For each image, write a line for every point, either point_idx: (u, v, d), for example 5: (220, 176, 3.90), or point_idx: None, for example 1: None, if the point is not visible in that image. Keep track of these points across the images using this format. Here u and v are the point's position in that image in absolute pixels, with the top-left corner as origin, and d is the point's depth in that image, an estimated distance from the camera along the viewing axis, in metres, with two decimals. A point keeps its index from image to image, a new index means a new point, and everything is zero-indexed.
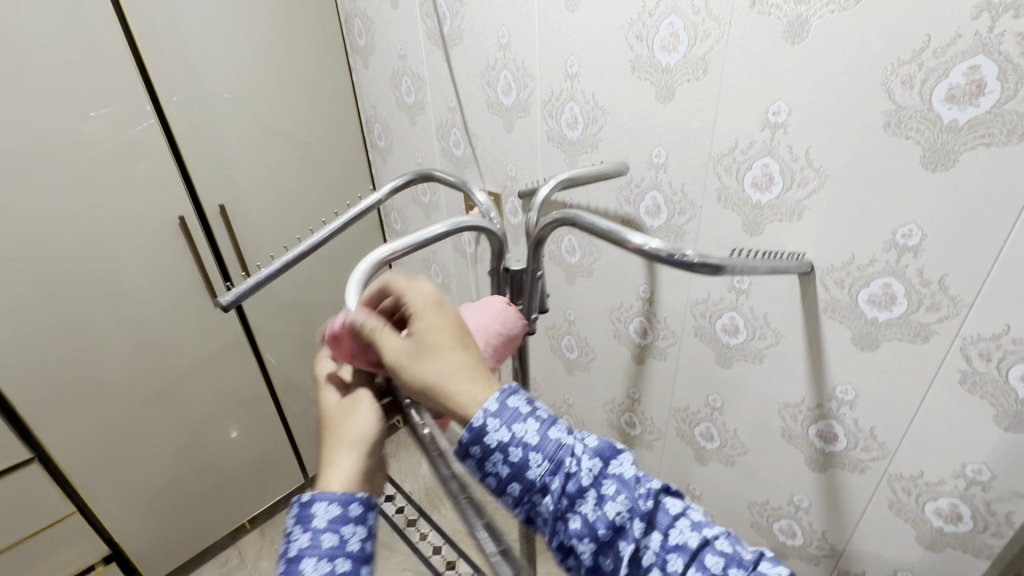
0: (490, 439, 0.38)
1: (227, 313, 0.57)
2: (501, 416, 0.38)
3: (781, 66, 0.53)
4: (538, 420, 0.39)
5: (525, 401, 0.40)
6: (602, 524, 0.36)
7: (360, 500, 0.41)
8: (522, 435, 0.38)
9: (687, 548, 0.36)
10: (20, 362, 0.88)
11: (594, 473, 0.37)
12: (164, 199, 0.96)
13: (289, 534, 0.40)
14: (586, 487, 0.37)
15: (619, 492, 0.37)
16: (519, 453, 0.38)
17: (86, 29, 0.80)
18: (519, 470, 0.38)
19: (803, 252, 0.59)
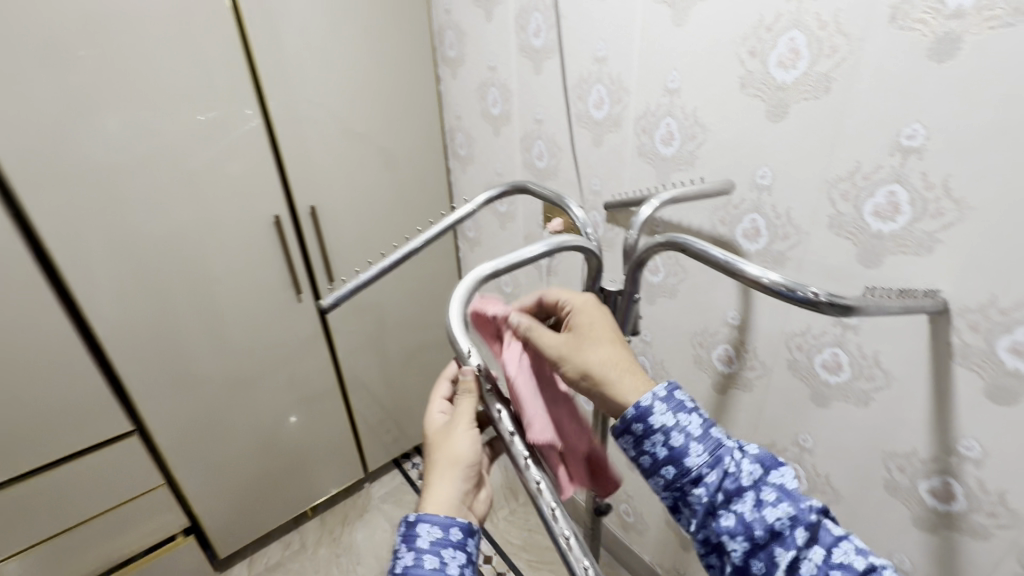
0: (655, 424, 0.47)
1: (326, 314, 0.60)
2: (669, 406, 0.47)
3: (920, 85, 0.49)
4: (701, 420, 0.47)
5: (688, 400, 0.48)
6: (757, 522, 0.43)
7: (459, 526, 0.46)
8: (686, 429, 0.46)
9: (852, 566, 0.42)
10: (129, 342, 0.96)
11: (755, 477, 0.45)
12: (262, 200, 1.03)
13: (398, 553, 0.45)
14: (745, 486, 0.45)
15: (780, 498, 0.44)
16: (681, 441, 0.46)
17: (209, 40, 0.87)
18: (678, 459, 0.46)
19: (938, 290, 0.53)
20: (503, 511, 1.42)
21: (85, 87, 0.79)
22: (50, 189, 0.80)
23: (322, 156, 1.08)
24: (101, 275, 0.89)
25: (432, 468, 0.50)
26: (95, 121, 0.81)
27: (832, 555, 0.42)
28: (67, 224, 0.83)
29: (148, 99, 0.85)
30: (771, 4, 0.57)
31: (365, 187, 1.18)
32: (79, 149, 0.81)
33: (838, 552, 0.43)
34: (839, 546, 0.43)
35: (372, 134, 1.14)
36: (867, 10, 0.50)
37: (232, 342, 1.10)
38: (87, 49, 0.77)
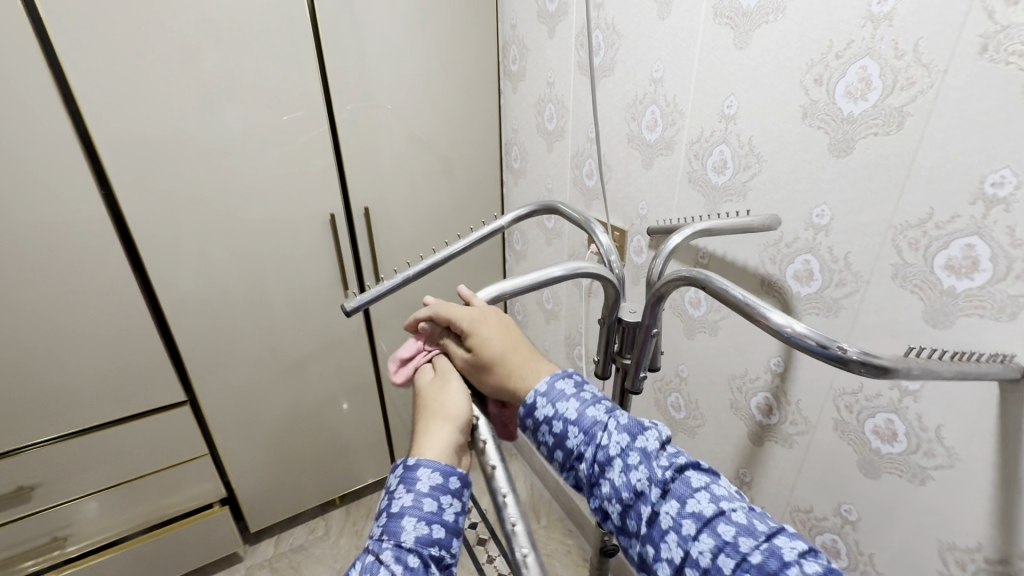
0: (539, 413, 0.47)
1: (348, 316, 0.61)
2: (547, 397, 0.47)
3: (1013, 126, 0.42)
4: (579, 402, 0.46)
5: (571, 384, 0.48)
6: (625, 488, 0.41)
7: (458, 477, 0.42)
8: (563, 412, 0.46)
9: (701, 515, 0.38)
10: (190, 319, 1.04)
11: (620, 446, 0.42)
12: (321, 199, 1.08)
13: (391, 493, 0.41)
14: (614, 455, 0.42)
15: (641, 462, 0.41)
16: (560, 426, 0.45)
17: (286, 47, 0.93)
18: (562, 440, 0.45)
19: (1012, 354, 0.46)
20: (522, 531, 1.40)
21: (176, 88, 0.87)
22: (139, 177, 0.89)
23: (381, 159, 1.12)
24: (174, 256, 0.97)
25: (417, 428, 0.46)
26: (182, 119, 0.89)
27: (688, 509, 0.38)
28: (147, 210, 0.92)
29: (228, 100, 0.92)
30: (843, 30, 0.52)
31: (420, 193, 1.21)
32: (165, 143, 0.89)
33: (691, 502, 0.39)
34: (694, 497, 0.39)
35: (431, 143, 1.17)
36: (953, 39, 0.44)
37: (281, 330, 1.16)
38: (181, 53, 0.85)
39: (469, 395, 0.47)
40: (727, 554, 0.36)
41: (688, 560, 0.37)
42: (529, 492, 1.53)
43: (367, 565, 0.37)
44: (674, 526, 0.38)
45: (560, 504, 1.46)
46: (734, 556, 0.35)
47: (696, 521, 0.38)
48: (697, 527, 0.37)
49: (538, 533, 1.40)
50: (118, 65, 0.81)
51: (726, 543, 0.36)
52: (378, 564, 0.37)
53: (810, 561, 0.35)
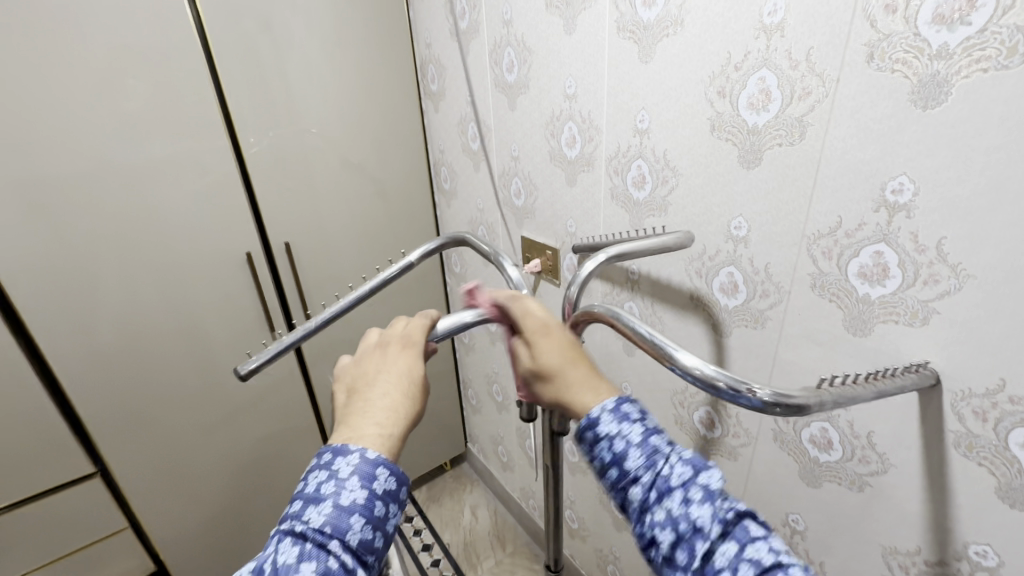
0: (600, 428, 0.40)
1: (243, 380, 0.54)
2: (614, 415, 0.40)
3: (905, 135, 0.42)
4: (644, 426, 0.40)
5: (639, 407, 0.41)
6: (683, 520, 0.35)
7: (404, 487, 0.40)
8: (629, 433, 0.39)
9: (763, 564, 0.33)
10: (92, 383, 0.93)
11: (684, 477, 0.37)
12: (235, 236, 1.00)
13: (342, 481, 0.37)
14: (675, 486, 0.36)
15: (705, 500, 0.35)
16: (621, 445, 0.39)
17: (177, 79, 0.85)
18: (619, 459, 0.39)
19: (925, 361, 0.46)
20: (488, 562, 1.34)
21: (46, 129, 0.78)
22: (8, 232, 0.78)
23: (301, 189, 1.05)
24: (62, 316, 0.87)
25: (354, 415, 0.42)
26: (58, 165, 0.80)
27: (748, 555, 0.34)
28: (26, 268, 0.81)
29: (113, 139, 0.83)
30: (738, 41, 0.51)
31: (348, 222, 1.14)
32: (38, 189, 0.79)
33: (753, 549, 0.34)
34: (757, 545, 0.34)
35: (356, 170, 1.11)
36: (842, 49, 0.44)
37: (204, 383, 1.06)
38: (49, 91, 0.76)
39: None
40: None
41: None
42: (493, 519, 1.48)
43: (309, 554, 0.34)
44: (729, 568, 0.34)
45: (525, 528, 1.42)
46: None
47: (755, 568, 0.33)
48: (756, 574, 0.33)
49: (505, 563, 1.35)
50: None
51: None
52: (324, 553, 0.34)
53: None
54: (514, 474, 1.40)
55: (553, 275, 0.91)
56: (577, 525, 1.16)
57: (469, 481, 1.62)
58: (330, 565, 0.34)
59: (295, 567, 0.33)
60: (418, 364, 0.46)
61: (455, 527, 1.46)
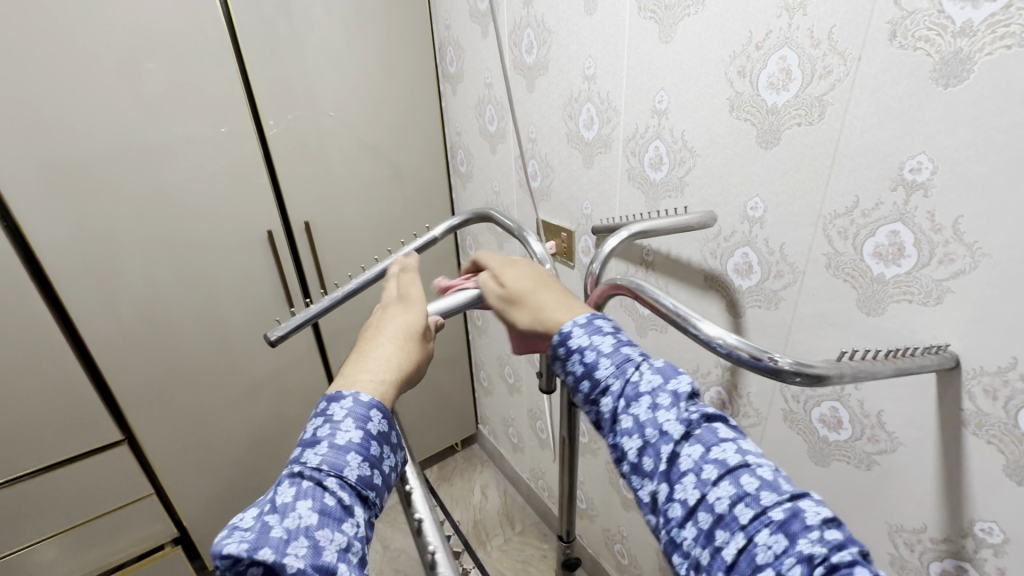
0: (571, 342, 0.43)
1: (272, 346, 0.57)
2: (586, 328, 0.43)
3: (925, 113, 0.42)
4: (615, 338, 0.43)
5: (611, 324, 0.44)
6: (651, 424, 0.38)
7: (395, 430, 0.42)
8: (598, 345, 0.42)
9: (726, 463, 0.35)
10: (121, 353, 0.97)
11: (653, 384, 0.39)
12: (256, 215, 1.02)
13: (336, 424, 0.39)
14: (643, 393, 0.39)
15: (674, 402, 0.38)
16: (592, 356, 0.42)
17: (203, 58, 0.87)
18: (590, 371, 0.42)
19: (946, 344, 0.46)
20: (497, 540, 1.38)
21: (79, 106, 0.80)
22: (43, 205, 0.82)
23: (321, 169, 1.07)
24: (93, 288, 0.90)
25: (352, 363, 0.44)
26: (90, 140, 0.83)
27: (712, 454, 0.35)
28: (60, 241, 0.85)
29: (141, 117, 0.86)
30: (761, 20, 0.52)
31: (366, 203, 1.16)
32: (69, 165, 0.82)
33: (716, 449, 0.35)
34: (720, 445, 0.35)
35: (374, 151, 1.13)
36: (864, 27, 0.44)
37: (225, 356, 1.09)
38: (80, 69, 0.79)
39: None
40: (745, 504, 0.33)
41: (703, 506, 0.34)
42: (503, 498, 1.51)
43: (306, 491, 0.36)
44: (694, 469, 0.35)
45: (534, 508, 1.45)
46: (753, 507, 0.32)
47: (718, 467, 0.34)
48: (718, 473, 0.34)
49: (513, 541, 1.38)
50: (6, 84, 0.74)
51: (746, 494, 0.33)
52: (321, 490, 0.36)
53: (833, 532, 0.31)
54: (524, 455, 1.42)
55: (567, 257, 0.92)
56: (585, 505, 1.18)
57: (479, 462, 1.65)
58: (326, 501, 0.36)
59: (292, 505, 0.35)
60: (416, 321, 0.48)
61: (466, 506, 1.49)
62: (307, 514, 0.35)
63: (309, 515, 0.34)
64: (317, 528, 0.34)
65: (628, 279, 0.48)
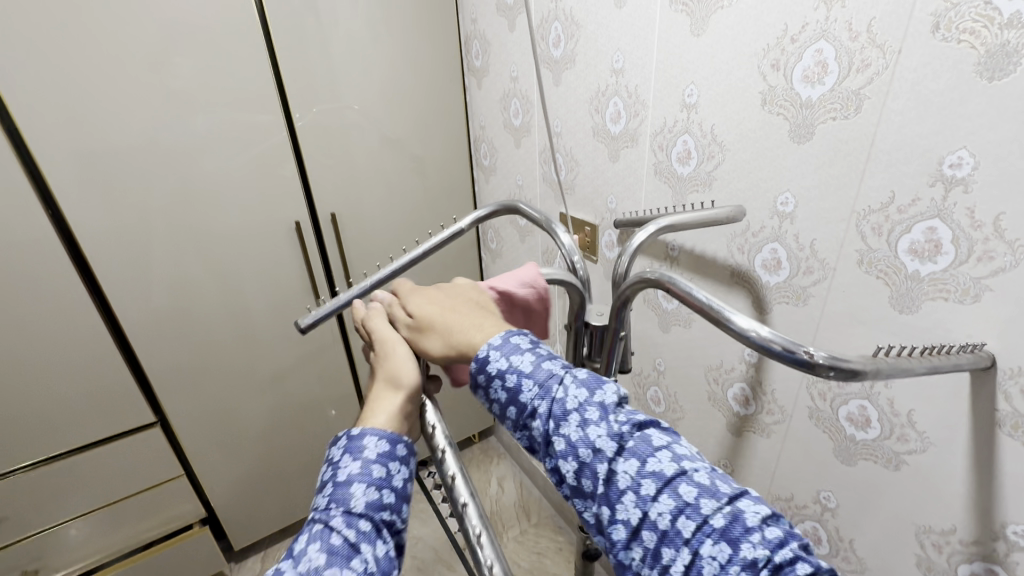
0: (492, 366, 0.43)
1: (303, 333, 0.58)
2: (502, 350, 0.43)
3: (967, 107, 0.42)
4: (534, 355, 0.43)
5: (527, 341, 0.44)
6: (582, 445, 0.38)
7: (403, 444, 0.43)
8: (518, 365, 0.42)
9: (662, 475, 0.35)
10: (155, 338, 1.00)
11: (580, 400, 0.39)
12: (284, 206, 1.05)
13: (336, 463, 0.41)
14: (571, 411, 0.39)
15: (603, 418, 0.38)
16: (514, 379, 0.42)
17: (236, 52, 0.90)
18: (516, 395, 0.42)
19: (982, 343, 0.45)
20: (513, 531, 1.39)
21: (120, 99, 0.83)
22: (85, 193, 0.85)
23: (347, 162, 1.09)
24: (131, 275, 0.93)
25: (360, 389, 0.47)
26: (130, 132, 0.86)
27: (648, 468, 0.36)
28: (101, 228, 0.88)
29: (176, 110, 0.88)
30: (797, 12, 0.51)
31: (390, 196, 1.18)
32: (110, 157, 0.85)
33: (651, 461, 0.36)
34: (655, 456, 0.36)
35: (399, 144, 1.14)
36: (906, 18, 0.43)
37: (252, 343, 1.12)
38: (122, 64, 0.82)
39: (435, 426, 0.44)
40: (686, 515, 0.34)
41: (646, 524, 0.35)
42: (520, 491, 1.53)
43: (314, 534, 0.37)
44: (632, 486, 0.36)
45: (550, 501, 1.46)
46: (694, 518, 0.33)
47: (656, 481, 0.35)
48: (657, 487, 0.35)
49: (529, 533, 1.39)
50: (53, 77, 0.78)
51: (687, 504, 0.34)
52: (328, 530, 0.37)
53: (771, 525, 0.33)
54: None
55: (591, 251, 0.93)
56: None
57: (496, 454, 1.67)
58: (333, 541, 0.36)
59: (304, 550, 0.36)
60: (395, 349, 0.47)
61: (483, 497, 1.51)
62: (315, 556, 0.35)
63: (318, 556, 0.35)
64: (325, 568, 0.35)
65: (657, 274, 0.48)
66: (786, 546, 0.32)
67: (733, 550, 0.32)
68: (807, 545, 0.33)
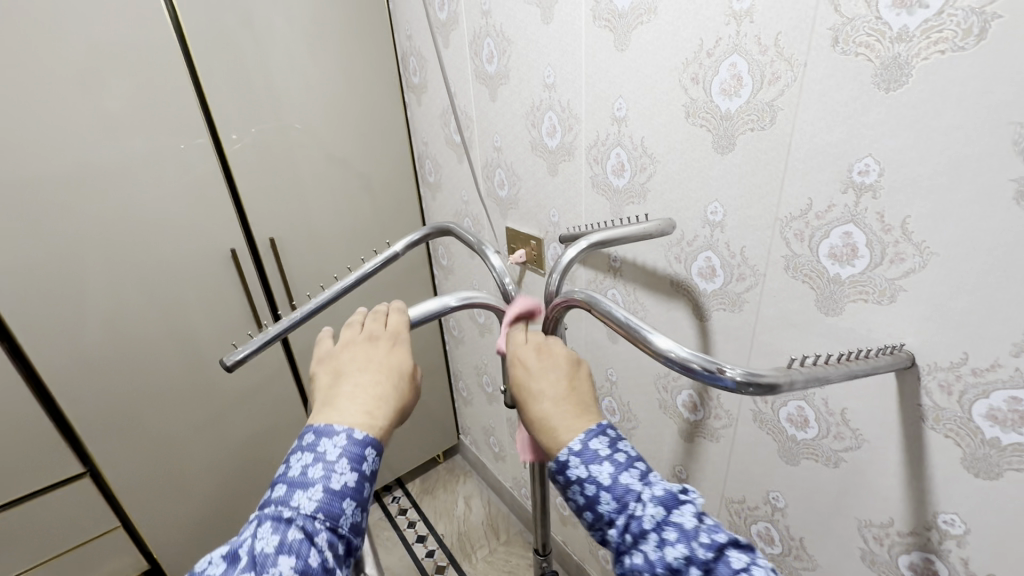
0: (571, 473, 0.40)
1: (230, 371, 0.55)
2: (581, 458, 0.40)
3: (869, 116, 0.43)
4: (613, 465, 0.40)
5: (605, 444, 0.41)
6: (660, 564, 0.36)
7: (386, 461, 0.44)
8: (597, 477, 0.39)
9: None
10: (78, 383, 0.92)
11: (656, 519, 0.37)
12: (219, 233, 0.99)
13: (330, 465, 0.40)
14: (649, 530, 0.37)
15: (678, 538, 0.36)
16: (593, 490, 0.40)
17: (156, 74, 0.84)
18: (592, 502, 0.40)
19: (900, 343, 0.47)
20: (482, 551, 1.36)
21: (23, 129, 0.76)
22: None
23: (285, 184, 1.04)
24: (46, 317, 0.86)
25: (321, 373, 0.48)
26: (36, 163, 0.79)
27: None
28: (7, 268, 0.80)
29: (90, 136, 0.82)
30: (710, 27, 0.52)
31: (334, 217, 1.13)
32: (15, 188, 0.78)
33: None
34: None
35: (341, 164, 1.11)
36: (808, 33, 0.45)
37: (190, 380, 1.05)
38: (21, 90, 0.75)
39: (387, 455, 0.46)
40: None
41: None
42: (487, 509, 1.50)
43: (291, 544, 0.37)
44: None
45: (518, 517, 1.44)
46: None
47: None
48: None
49: (499, 551, 1.36)
50: None
51: None
52: (308, 545, 0.37)
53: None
54: (506, 464, 1.42)
55: (537, 265, 0.92)
56: (568, 512, 1.17)
57: (461, 472, 1.63)
58: (310, 560, 0.37)
59: (275, 559, 0.36)
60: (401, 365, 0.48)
61: (449, 519, 1.47)
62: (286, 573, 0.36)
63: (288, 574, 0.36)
64: None
65: (582, 292, 0.49)
66: None
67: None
68: None
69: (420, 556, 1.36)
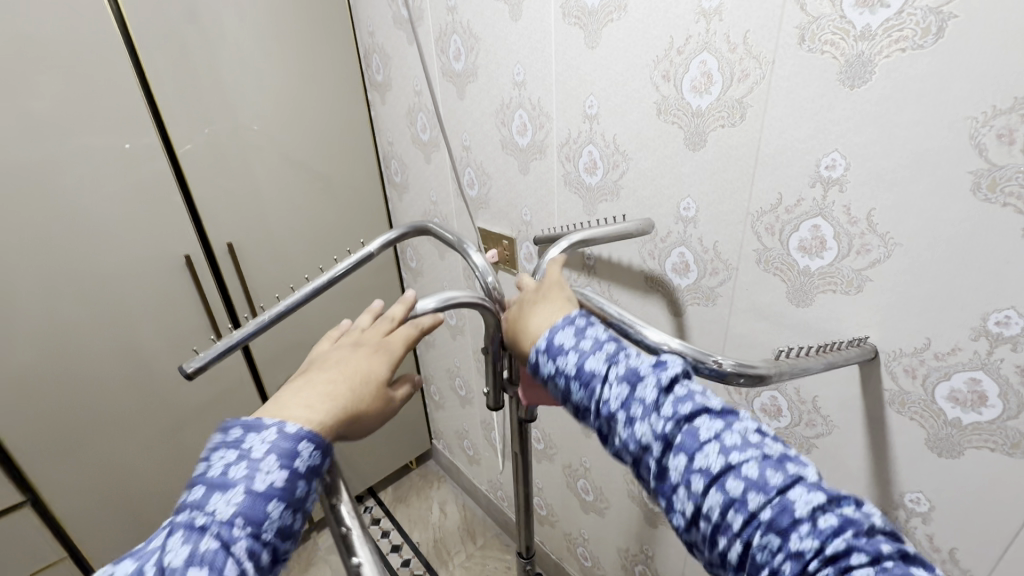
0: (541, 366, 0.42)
1: (190, 378, 0.51)
2: (550, 350, 0.41)
3: (836, 112, 0.45)
4: (585, 353, 0.40)
5: (572, 333, 0.41)
6: (630, 441, 0.36)
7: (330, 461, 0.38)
8: (563, 365, 0.40)
9: (710, 468, 0.32)
10: (15, 405, 0.85)
11: (623, 397, 0.37)
12: (171, 239, 0.93)
13: (254, 461, 0.34)
14: (616, 408, 0.37)
15: (647, 415, 0.35)
16: (567, 380, 0.40)
17: (97, 70, 0.79)
18: (566, 392, 0.40)
19: (864, 334, 0.49)
20: (459, 557, 1.34)
21: None
22: None
23: (242, 186, 0.99)
24: None
25: (303, 363, 0.45)
26: None
27: (698, 463, 0.33)
28: None
29: (21, 136, 0.75)
30: (679, 25, 0.53)
31: (296, 220, 1.09)
32: None
33: (699, 456, 0.33)
34: (703, 450, 0.33)
35: (302, 165, 1.06)
36: (776, 31, 0.46)
37: (142, 396, 0.98)
38: None
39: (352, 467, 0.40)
40: (740, 510, 0.31)
41: (702, 516, 0.32)
42: (462, 513, 1.48)
43: (202, 555, 0.30)
44: (684, 479, 0.33)
45: (495, 520, 1.43)
46: (747, 512, 0.31)
47: (706, 475, 0.32)
48: (708, 481, 0.32)
49: (476, 556, 1.34)
50: None
51: (739, 497, 0.31)
52: (224, 554, 0.30)
53: (826, 514, 0.30)
54: (481, 467, 1.40)
55: (510, 265, 0.91)
56: (546, 512, 1.17)
57: (435, 478, 1.61)
58: (227, 570, 0.30)
59: (181, 572, 0.29)
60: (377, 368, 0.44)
61: (424, 525, 1.44)
62: None
63: None
64: None
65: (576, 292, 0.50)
66: (843, 540, 0.28)
67: (782, 541, 0.29)
68: (878, 533, 0.29)
69: (394, 566, 1.33)
